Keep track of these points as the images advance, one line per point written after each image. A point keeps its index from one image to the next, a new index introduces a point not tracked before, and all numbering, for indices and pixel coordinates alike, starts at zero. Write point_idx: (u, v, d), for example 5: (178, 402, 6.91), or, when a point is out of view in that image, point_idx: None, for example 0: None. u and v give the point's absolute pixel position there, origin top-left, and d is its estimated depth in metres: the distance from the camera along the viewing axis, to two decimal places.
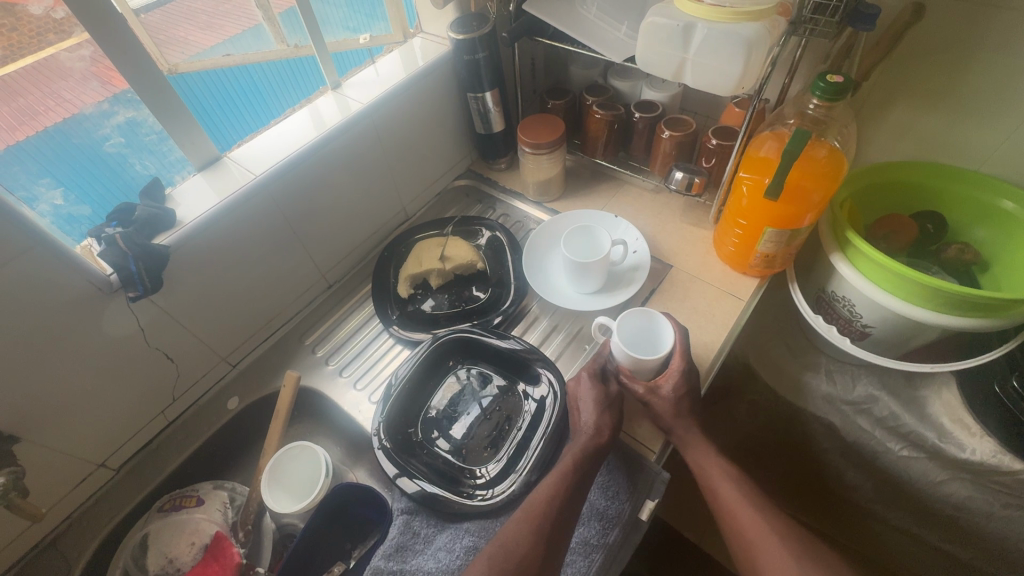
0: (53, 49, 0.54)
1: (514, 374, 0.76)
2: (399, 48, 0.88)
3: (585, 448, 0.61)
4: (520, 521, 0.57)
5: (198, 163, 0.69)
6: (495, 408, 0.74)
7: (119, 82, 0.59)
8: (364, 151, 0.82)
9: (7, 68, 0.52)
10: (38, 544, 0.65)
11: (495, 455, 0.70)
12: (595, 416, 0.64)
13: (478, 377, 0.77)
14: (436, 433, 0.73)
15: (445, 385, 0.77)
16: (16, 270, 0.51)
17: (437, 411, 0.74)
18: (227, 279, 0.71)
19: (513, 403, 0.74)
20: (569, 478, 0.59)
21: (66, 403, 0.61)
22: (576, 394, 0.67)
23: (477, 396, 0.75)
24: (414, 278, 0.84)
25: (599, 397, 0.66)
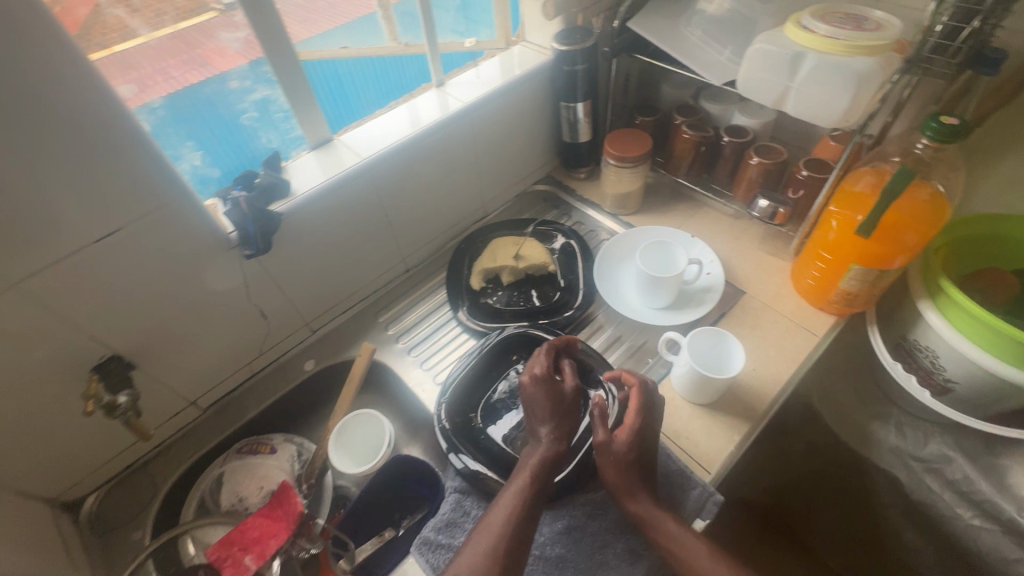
0: (210, 16, 0.61)
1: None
2: (501, 54, 0.92)
3: (544, 459, 0.59)
4: (478, 538, 0.54)
5: (312, 142, 0.75)
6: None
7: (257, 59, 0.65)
8: (457, 147, 0.86)
9: (159, 33, 0.58)
10: (135, 462, 0.73)
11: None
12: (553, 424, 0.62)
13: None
14: (492, 422, 0.74)
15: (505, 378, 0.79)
16: (161, 218, 0.59)
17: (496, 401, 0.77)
18: (323, 251, 0.78)
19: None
20: (527, 492, 0.57)
21: (175, 340, 0.68)
22: (530, 396, 0.65)
23: None
24: (487, 272, 0.88)
25: (558, 401, 0.64)
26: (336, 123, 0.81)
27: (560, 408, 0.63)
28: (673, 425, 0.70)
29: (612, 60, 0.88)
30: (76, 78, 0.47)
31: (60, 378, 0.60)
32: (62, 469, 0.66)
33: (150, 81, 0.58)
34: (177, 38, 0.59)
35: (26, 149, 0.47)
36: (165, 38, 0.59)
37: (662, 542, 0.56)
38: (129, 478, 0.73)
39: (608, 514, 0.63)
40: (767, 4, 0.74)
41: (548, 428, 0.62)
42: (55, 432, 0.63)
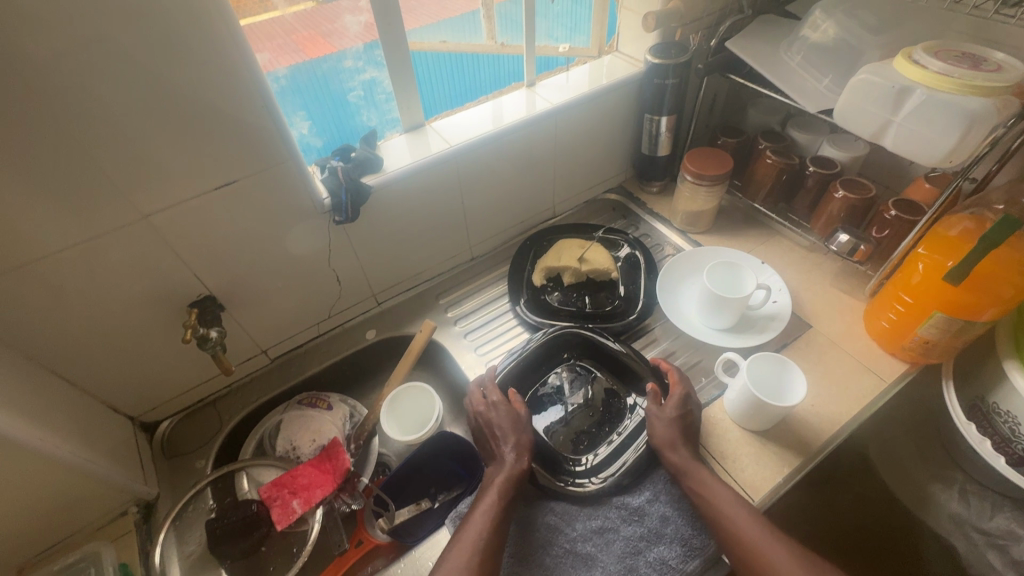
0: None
1: (620, 379, 0.78)
2: (592, 62, 0.94)
3: (510, 476, 0.63)
4: (456, 553, 0.56)
5: (406, 125, 0.80)
6: (597, 407, 0.76)
7: (372, 43, 0.71)
8: (538, 147, 0.89)
9: (295, 8, 0.65)
10: (206, 397, 0.80)
11: (592, 447, 0.72)
12: (513, 442, 0.66)
13: (584, 374, 0.79)
14: (538, 415, 0.76)
15: (553, 375, 0.80)
16: (271, 176, 0.64)
17: (543, 394, 0.78)
18: (401, 228, 0.82)
19: (605, 400, 0.77)
20: (498, 506, 0.60)
21: (260, 290, 0.74)
22: (489, 420, 0.69)
23: (582, 391, 0.78)
24: (550, 270, 0.90)
25: (514, 424, 0.68)
26: (432, 111, 0.86)
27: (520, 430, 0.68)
28: (720, 446, 0.69)
29: (704, 78, 0.88)
30: (227, 44, 0.53)
31: (164, 307, 0.66)
32: (148, 391, 0.73)
33: (279, 51, 0.64)
34: (303, 16, 0.66)
35: (176, 100, 0.53)
36: (291, 16, 0.65)
37: (695, 489, 0.61)
38: (200, 410, 0.80)
39: (644, 521, 0.63)
40: (877, 36, 0.73)
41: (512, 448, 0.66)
42: (150, 355, 0.70)
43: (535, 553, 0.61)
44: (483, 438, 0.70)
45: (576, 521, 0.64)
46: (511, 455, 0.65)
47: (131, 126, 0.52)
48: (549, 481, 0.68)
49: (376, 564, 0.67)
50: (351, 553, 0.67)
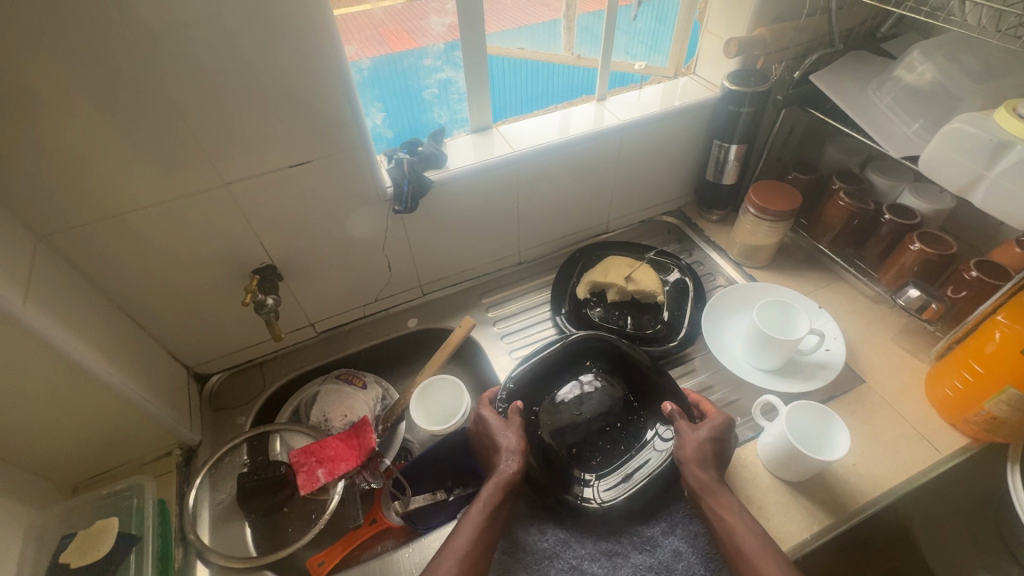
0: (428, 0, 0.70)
1: (642, 396, 0.75)
2: (667, 82, 0.93)
3: (501, 483, 0.62)
4: (443, 559, 0.56)
5: (474, 126, 0.82)
6: (615, 423, 0.73)
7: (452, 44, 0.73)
8: (599, 162, 0.89)
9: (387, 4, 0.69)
10: (254, 359, 0.85)
11: (607, 464, 0.70)
12: (507, 448, 0.65)
13: (604, 385, 0.77)
14: (554, 421, 0.73)
15: (574, 382, 0.77)
16: (342, 161, 0.68)
17: (560, 402, 0.75)
18: (455, 224, 0.84)
19: (623, 416, 0.74)
20: (486, 516, 0.59)
21: (317, 266, 0.78)
22: (485, 427, 0.68)
23: (601, 403, 0.75)
24: (595, 284, 0.89)
25: (509, 436, 0.66)
26: (501, 115, 0.88)
27: (516, 441, 0.65)
28: (746, 490, 0.66)
29: (782, 109, 0.85)
30: (317, 36, 0.56)
31: (229, 270, 0.72)
32: (205, 345, 0.78)
33: (364, 44, 0.68)
34: (392, 12, 0.70)
35: (266, 81, 0.57)
36: (381, 11, 0.69)
37: (712, 508, 0.59)
38: (247, 370, 0.85)
39: (655, 552, 0.62)
40: (980, 85, 0.68)
41: (504, 460, 0.64)
42: (211, 313, 0.75)
43: (537, 562, 0.62)
44: (478, 444, 0.69)
45: (585, 535, 0.64)
46: (505, 467, 0.63)
47: (224, 102, 0.57)
48: (561, 493, 0.66)
49: (387, 545, 0.71)
50: (365, 529, 0.70)
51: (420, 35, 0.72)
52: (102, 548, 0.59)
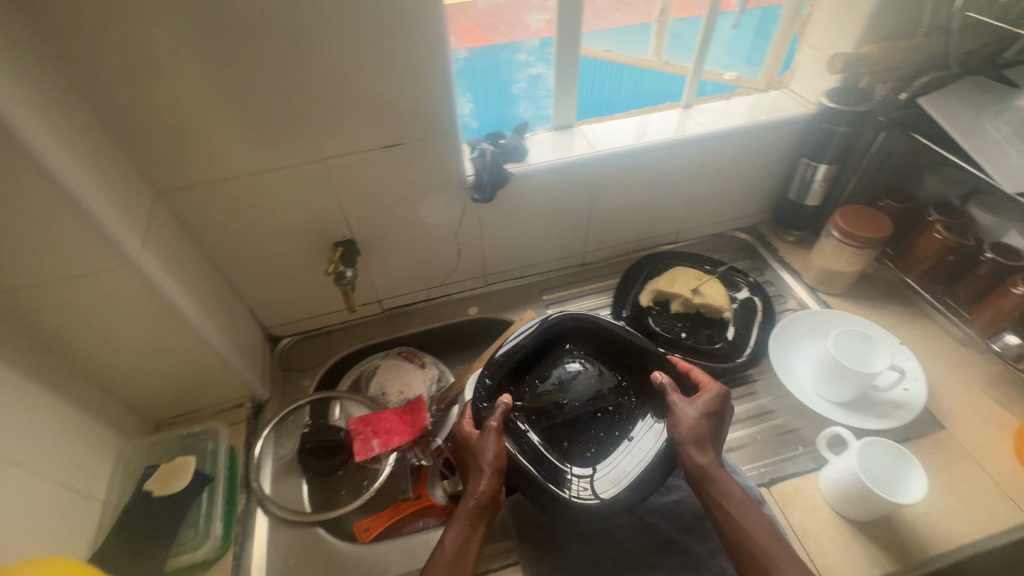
0: None
1: (634, 382, 0.73)
2: (756, 95, 0.90)
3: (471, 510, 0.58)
4: None
5: (556, 123, 0.82)
6: (607, 408, 0.71)
7: (548, 39, 0.74)
8: (677, 171, 0.88)
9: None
10: (322, 327, 0.89)
11: (605, 453, 0.68)
12: (482, 462, 0.61)
13: (591, 368, 0.74)
14: (537, 409, 0.71)
15: (556, 366, 0.74)
16: (430, 146, 0.70)
17: (542, 390, 0.72)
18: (525, 218, 0.85)
19: (613, 400, 0.72)
20: (455, 548, 0.56)
21: (392, 246, 0.81)
22: (467, 438, 0.65)
23: (586, 389, 0.72)
24: (660, 293, 0.88)
25: (482, 453, 0.62)
26: (583, 114, 0.88)
27: (489, 457, 0.61)
28: (803, 523, 0.64)
29: (882, 131, 0.81)
30: (421, 23, 0.59)
31: (313, 240, 0.76)
32: (281, 308, 0.83)
33: (464, 33, 0.70)
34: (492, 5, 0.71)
35: (372, 65, 0.60)
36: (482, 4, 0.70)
37: (719, 499, 0.58)
38: (315, 337, 0.89)
39: (699, 569, 0.62)
40: None
41: (478, 479, 0.60)
42: (291, 279, 0.80)
43: (577, 566, 0.62)
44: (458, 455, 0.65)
45: (629, 546, 0.64)
46: (479, 488, 0.59)
47: (332, 82, 0.60)
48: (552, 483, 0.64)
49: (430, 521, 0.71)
50: (412, 503, 0.71)
51: (517, 29, 0.73)
52: (180, 483, 0.63)
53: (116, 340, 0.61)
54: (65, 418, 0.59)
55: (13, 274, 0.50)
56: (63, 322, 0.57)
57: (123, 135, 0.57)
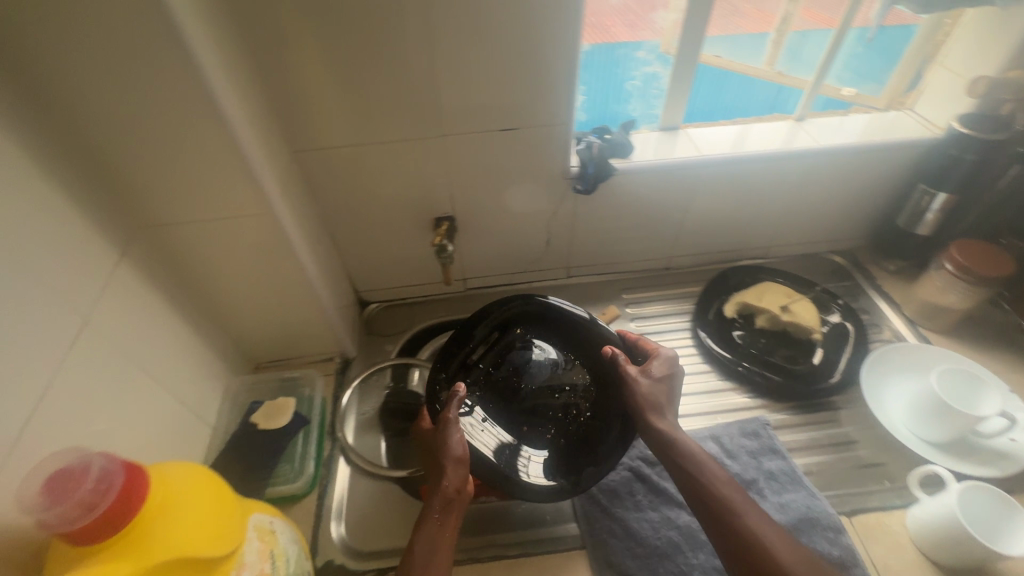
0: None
1: (587, 361, 0.71)
2: (876, 114, 0.87)
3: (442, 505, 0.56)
4: None
5: (663, 124, 0.82)
6: (564, 388, 0.69)
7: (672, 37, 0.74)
8: (781, 185, 0.86)
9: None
10: (408, 297, 0.93)
11: (567, 435, 0.67)
12: (447, 454, 0.58)
13: (547, 347, 0.72)
14: (491, 392, 0.69)
15: (507, 347, 0.71)
16: (544, 134, 0.72)
17: (494, 374, 0.69)
18: (618, 214, 0.85)
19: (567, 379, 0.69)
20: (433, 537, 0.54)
21: (487, 227, 0.84)
22: (431, 437, 0.63)
23: (539, 370, 0.69)
24: (746, 306, 0.87)
25: (448, 446, 0.59)
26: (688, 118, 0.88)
27: (456, 450, 0.58)
28: (884, 558, 0.62)
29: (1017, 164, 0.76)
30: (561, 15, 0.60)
31: (418, 213, 0.79)
32: (375, 274, 0.88)
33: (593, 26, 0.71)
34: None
35: (506, 50, 0.63)
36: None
37: (689, 460, 0.59)
38: (399, 306, 0.93)
39: None
40: None
41: (444, 473, 0.57)
42: (389, 247, 0.84)
43: (650, 557, 0.63)
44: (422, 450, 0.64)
45: (699, 543, 0.64)
46: (447, 481, 0.57)
47: (465, 63, 0.63)
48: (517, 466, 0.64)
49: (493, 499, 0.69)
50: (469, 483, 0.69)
51: (644, 25, 0.74)
52: (285, 419, 0.68)
53: (242, 283, 0.67)
54: (192, 345, 0.65)
55: (175, 210, 0.56)
56: (205, 260, 0.63)
57: (276, 94, 0.63)
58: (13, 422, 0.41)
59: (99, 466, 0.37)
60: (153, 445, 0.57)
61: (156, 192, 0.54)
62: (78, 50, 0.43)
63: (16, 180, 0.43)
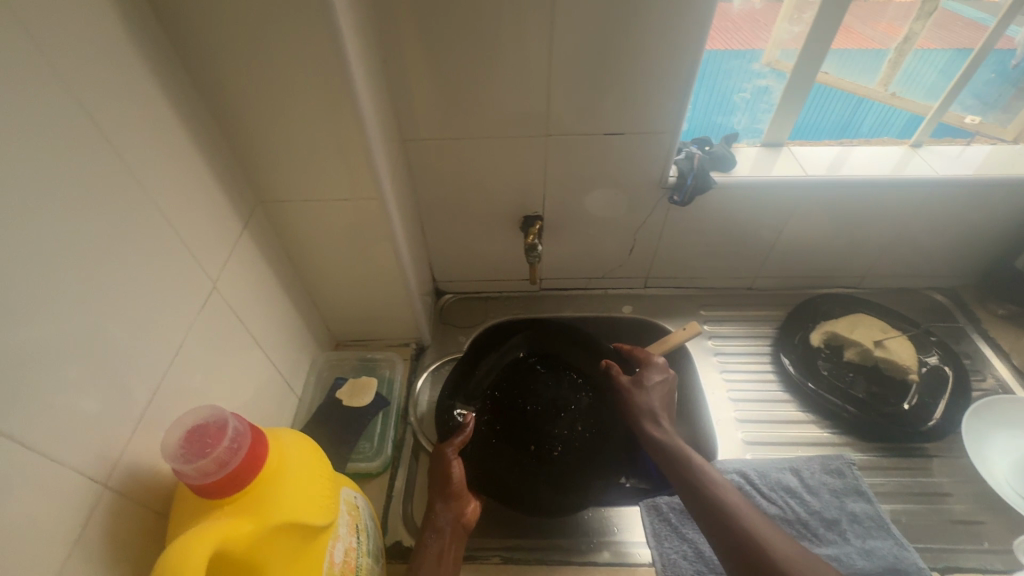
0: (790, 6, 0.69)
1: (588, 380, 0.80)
2: (1005, 146, 0.80)
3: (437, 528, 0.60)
4: None
5: (766, 140, 0.80)
6: (569, 407, 0.77)
7: (791, 51, 0.71)
8: (889, 212, 0.80)
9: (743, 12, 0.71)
10: (483, 291, 0.94)
11: (573, 451, 0.74)
12: (444, 478, 0.63)
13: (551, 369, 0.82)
14: (501, 407, 0.77)
15: (515, 369, 0.82)
16: (647, 142, 0.71)
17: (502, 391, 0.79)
18: (708, 229, 0.83)
19: (572, 398, 0.78)
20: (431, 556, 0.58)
21: (572, 229, 0.83)
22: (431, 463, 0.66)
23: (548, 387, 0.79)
24: (835, 336, 0.82)
25: (445, 479, 0.63)
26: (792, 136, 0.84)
27: (451, 481, 0.63)
28: None
29: None
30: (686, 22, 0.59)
31: (507, 210, 0.80)
32: (455, 264, 0.89)
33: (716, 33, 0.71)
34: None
35: (623, 57, 0.62)
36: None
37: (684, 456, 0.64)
38: (474, 299, 0.95)
39: None
40: None
41: (435, 505, 0.62)
42: (474, 240, 0.85)
43: None
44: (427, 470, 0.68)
45: None
46: (441, 512, 0.61)
47: (579, 67, 0.63)
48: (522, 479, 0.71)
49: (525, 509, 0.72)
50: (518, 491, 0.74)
51: (765, 33, 0.72)
52: (365, 399, 0.70)
53: (342, 264, 0.69)
54: (292, 316, 0.69)
55: (295, 190, 0.59)
56: (313, 238, 0.65)
57: (396, 83, 0.65)
58: (157, 373, 0.44)
59: (234, 427, 0.40)
60: (254, 407, 0.60)
61: (283, 171, 0.57)
62: (239, 34, 0.46)
63: (174, 149, 0.46)
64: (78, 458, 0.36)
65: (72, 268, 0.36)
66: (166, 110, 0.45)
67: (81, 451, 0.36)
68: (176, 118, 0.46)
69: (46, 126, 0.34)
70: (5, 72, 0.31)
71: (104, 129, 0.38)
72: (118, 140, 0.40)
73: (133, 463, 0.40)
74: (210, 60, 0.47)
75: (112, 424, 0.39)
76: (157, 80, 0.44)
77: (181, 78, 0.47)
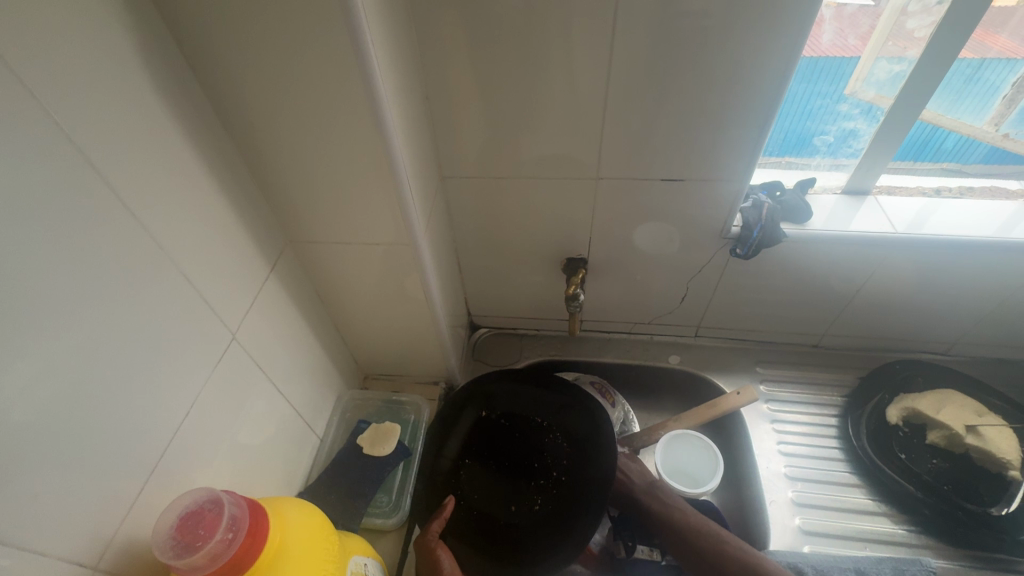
0: (886, 38, 0.60)
1: (559, 424, 0.68)
2: None
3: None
4: None
5: (849, 187, 0.71)
6: (544, 457, 0.66)
7: (898, 80, 0.60)
8: (999, 276, 0.69)
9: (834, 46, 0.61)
10: (519, 328, 0.90)
11: (557, 511, 0.63)
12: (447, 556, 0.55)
13: (516, 417, 0.69)
14: (468, 469, 0.65)
15: (467, 424, 0.69)
16: (707, 189, 0.64)
17: (461, 450, 0.67)
18: (771, 283, 0.75)
19: (541, 445, 0.67)
20: None
21: (618, 272, 0.77)
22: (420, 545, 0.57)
23: (516, 444, 0.67)
24: (916, 414, 0.71)
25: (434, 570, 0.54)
26: (899, 155, 0.70)
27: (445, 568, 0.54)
28: None
29: None
30: (757, 63, 0.53)
31: (548, 250, 0.75)
32: (491, 300, 0.85)
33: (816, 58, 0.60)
34: (839, 16, 0.59)
35: (682, 99, 0.56)
36: (830, 11, 0.58)
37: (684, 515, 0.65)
38: (509, 336, 0.90)
39: None
40: None
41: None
42: (512, 278, 0.81)
43: None
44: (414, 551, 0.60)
45: None
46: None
47: (633, 108, 0.58)
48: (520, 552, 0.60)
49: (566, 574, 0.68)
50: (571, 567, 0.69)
51: (855, 68, 0.62)
52: (387, 448, 0.67)
53: (371, 303, 0.67)
54: (318, 355, 0.66)
55: (325, 231, 0.57)
56: (342, 277, 0.63)
57: (436, 120, 0.62)
58: (166, 435, 0.42)
59: (230, 513, 0.37)
60: (271, 457, 0.58)
61: (313, 213, 0.55)
62: (271, 81, 0.43)
63: (197, 200, 0.44)
64: (66, 545, 0.34)
65: (75, 340, 0.34)
66: (191, 161, 0.43)
67: (74, 533, 0.34)
68: (204, 167, 0.45)
69: (58, 195, 0.32)
70: (13, 142, 0.29)
71: (119, 189, 0.36)
72: (134, 198, 0.38)
73: (130, 538, 0.39)
74: (240, 104, 0.45)
75: (110, 499, 0.37)
76: (184, 131, 0.42)
77: (210, 124, 0.46)
